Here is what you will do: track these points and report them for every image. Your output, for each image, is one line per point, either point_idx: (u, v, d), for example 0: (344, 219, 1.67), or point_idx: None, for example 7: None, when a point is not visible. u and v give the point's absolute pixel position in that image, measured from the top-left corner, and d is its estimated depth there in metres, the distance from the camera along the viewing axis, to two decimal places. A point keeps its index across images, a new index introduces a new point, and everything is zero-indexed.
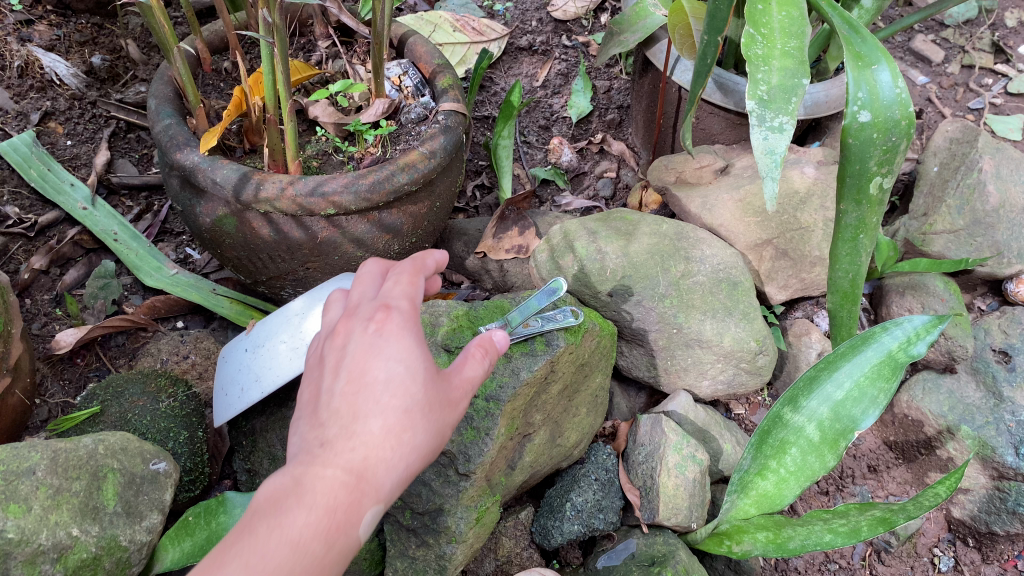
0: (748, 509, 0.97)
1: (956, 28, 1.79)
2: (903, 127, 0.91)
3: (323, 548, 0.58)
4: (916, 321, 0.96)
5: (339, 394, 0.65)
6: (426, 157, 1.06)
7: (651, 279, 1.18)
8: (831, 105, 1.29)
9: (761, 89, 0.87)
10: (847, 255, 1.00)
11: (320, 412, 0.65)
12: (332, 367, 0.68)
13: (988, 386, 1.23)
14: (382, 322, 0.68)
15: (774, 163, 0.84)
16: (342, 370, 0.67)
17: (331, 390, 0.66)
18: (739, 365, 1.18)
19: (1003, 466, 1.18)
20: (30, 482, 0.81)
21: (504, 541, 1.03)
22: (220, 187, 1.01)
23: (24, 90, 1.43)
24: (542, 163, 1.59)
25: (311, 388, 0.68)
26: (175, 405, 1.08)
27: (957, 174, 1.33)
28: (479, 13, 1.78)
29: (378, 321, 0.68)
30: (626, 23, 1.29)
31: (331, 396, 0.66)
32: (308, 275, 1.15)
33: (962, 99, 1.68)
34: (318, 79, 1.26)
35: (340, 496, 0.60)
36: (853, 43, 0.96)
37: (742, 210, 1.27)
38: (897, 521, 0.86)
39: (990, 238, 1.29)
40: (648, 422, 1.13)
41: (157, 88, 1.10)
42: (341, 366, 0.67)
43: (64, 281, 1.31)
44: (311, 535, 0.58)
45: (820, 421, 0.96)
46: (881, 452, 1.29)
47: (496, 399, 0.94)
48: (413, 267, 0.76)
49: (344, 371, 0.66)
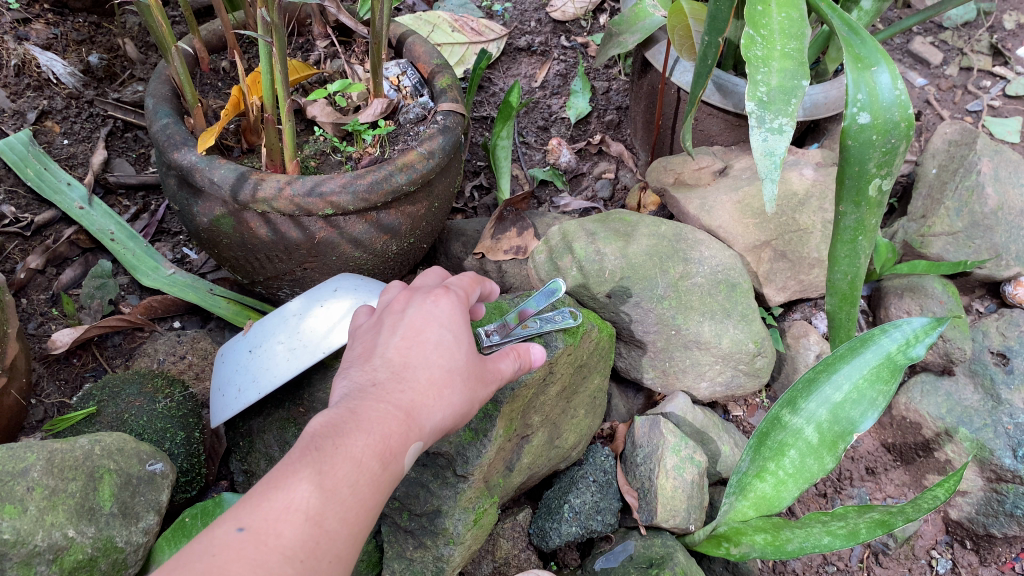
0: (747, 511, 0.97)
1: (955, 30, 1.79)
2: (903, 129, 0.91)
3: (377, 466, 0.65)
4: (916, 322, 0.95)
5: (393, 347, 0.75)
6: (424, 157, 1.06)
7: (649, 280, 1.17)
8: (830, 107, 1.29)
9: (761, 90, 0.87)
10: (846, 257, 1.00)
11: (373, 360, 0.75)
12: (388, 327, 0.78)
13: (987, 388, 1.23)
14: (437, 296, 0.80)
15: (774, 165, 0.84)
16: (398, 327, 0.77)
17: (385, 343, 0.76)
18: (737, 367, 1.18)
19: (1001, 468, 1.17)
20: (26, 483, 0.81)
21: (502, 543, 1.03)
22: (217, 187, 1.00)
23: (21, 88, 1.41)
24: (541, 163, 1.59)
25: (365, 344, 0.78)
26: (172, 406, 1.07)
27: (956, 176, 1.33)
28: (478, 13, 1.78)
29: (436, 295, 0.80)
30: (625, 23, 1.29)
31: (386, 347, 0.76)
32: (306, 275, 1.14)
33: (960, 101, 1.69)
34: (317, 79, 1.25)
35: (394, 426, 0.68)
36: (852, 45, 0.96)
37: (740, 211, 1.27)
38: (895, 523, 0.86)
39: (989, 241, 1.30)
40: (646, 423, 1.13)
41: (155, 87, 1.10)
42: (398, 325, 0.77)
43: (60, 281, 1.30)
44: (369, 453, 0.65)
45: (819, 423, 0.96)
46: (879, 454, 1.29)
47: (494, 400, 0.94)
48: (471, 278, 0.88)
49: (399, 332, 0.77)
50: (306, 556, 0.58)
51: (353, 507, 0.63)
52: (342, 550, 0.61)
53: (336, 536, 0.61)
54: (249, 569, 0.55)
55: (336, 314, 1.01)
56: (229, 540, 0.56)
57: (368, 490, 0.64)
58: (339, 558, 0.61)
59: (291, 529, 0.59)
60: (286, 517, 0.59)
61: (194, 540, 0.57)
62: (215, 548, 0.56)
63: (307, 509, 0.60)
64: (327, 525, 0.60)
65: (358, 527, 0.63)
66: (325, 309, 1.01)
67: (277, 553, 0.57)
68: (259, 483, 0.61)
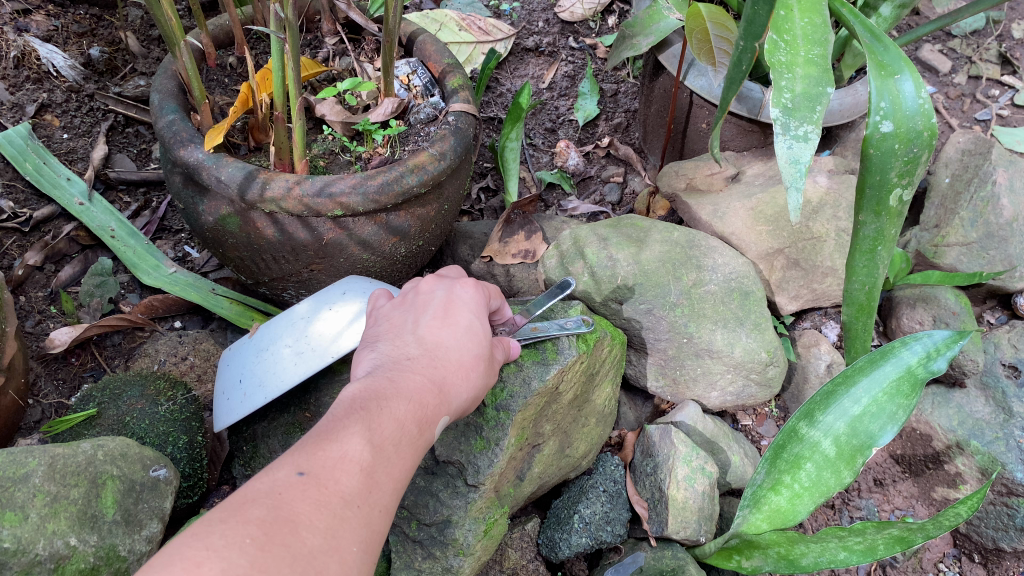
0: (761, 525, 0.95)
1: (963, 39, 1.78)
2: (926, 139, 0.89)
3: (416, 432, 0.67)
4: (936, 335, 0.94)
5: (424, 326, 0.77)
6: (435, 159, 1.04)
7: (662, 287, 1.16)
8: (845, 114, 1.28)
9: (785, 97, 0.85)
10: (864, 267, 0.98)
11: (404, 337, 0.76)
12: (417, 307, 0.80)
13: (998, 401, 1.21)
14: (465, 284, 0.82)
15: (799, 173, 0.82)
16: (429, 308, 0.79)
17: (416, 322, 0.78)
18: (749, 376, 1.16)
19: (1012, 482, 1.15)
20: (27, 489, 0.78)
21: (510, 553, 1.01)
22: (225, 185, 0.98)
23: (20, 81, 1.38)
24: (548, 166, 1.57)
25: (392, 322, 0.79)
26: (174, 409, 1.05)
27: (970, 187, 1.33)
28: (487, 13, 1.75)
29: (464, 282, 0.82)
30: (638, 26, 1.26)
31: (416, 325, 0.77)
32: (312, 277, 1.12)
33: (968, 110, 1.68)
34: (325, 76, 1.23)
35: (430, 396, 0.70)
36: (875, 52, 0.94)
37: (753, 218, 1.26)
38: (915, 540, 0.85)
39: (1003, 252, 1.29)
40: (657, 432, 1.11)
41: (160, 82, 1.08)
42: (428, 307, 0.79)
43: (58, 278, 1.27)
44: (410, 418, 0.67)
45: (837, 436, 0.94)
46: (887, 466, 1.27)
47: (506, 408, 0.93)
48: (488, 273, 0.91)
49: (430, 313, 0.78)
50: (362, 503, 0.59)
51: (399, 463, 0.64)
52: (389, 503, 0.62)
53: (385, 489, 0.62)
54: (314, 508, 0.56)
55: (345, 320, 0.98)
56: (293, 481, 0.57)
57: (409, 451, 0.65)
58: (386, 510, 0.61)
59: (348, 475, 0.59)
60: (344, 465, 0.59)
61: (252, 482, 0.57)
62: (280, 487, 0.56)
63: (361, 461, 0.60)
64: (379, 475, 0.61)
65: (400, 483, 0.64)
66: (335, 313, 0.99)
67: (338, 496, 0.58)
68: (312, 434, 0.61)
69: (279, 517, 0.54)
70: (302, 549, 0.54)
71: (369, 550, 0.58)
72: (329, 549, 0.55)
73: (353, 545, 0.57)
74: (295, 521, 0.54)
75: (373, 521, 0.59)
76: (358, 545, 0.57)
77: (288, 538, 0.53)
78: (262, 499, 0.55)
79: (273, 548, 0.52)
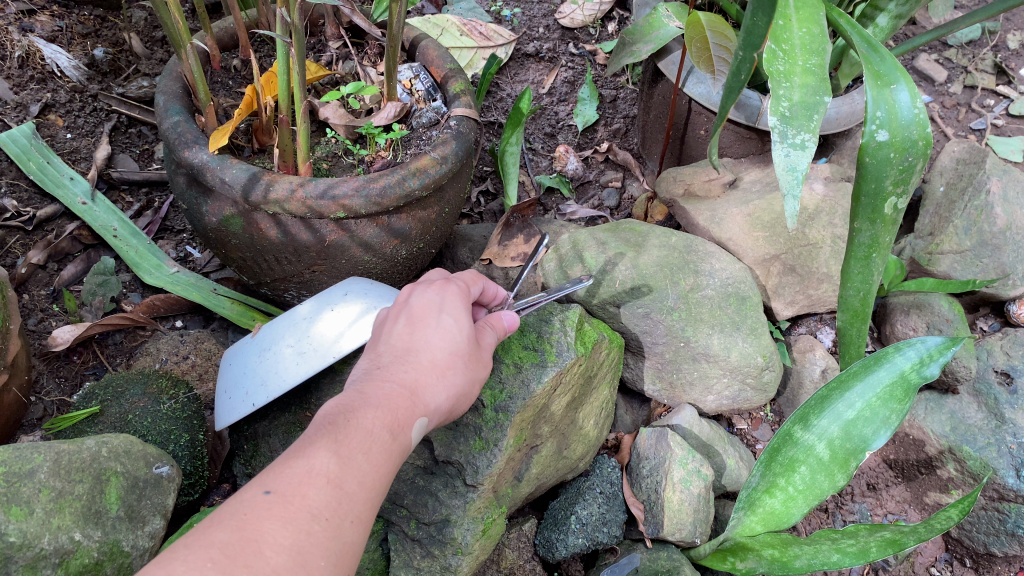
0: (755, 527, 0.96)
1: (959, 49, 1.80)
2: (920, 148, 0.91)
3: (389, 438, 0.68)
4: (929, 342, 0.95)
5: (397, 334, 0.78)
6: (437, 162, 1.05)
7: (660, 291, 1.17)
8: (842, 122, 1.29)
9: (783, 105, 0.86)
10: (860, 273, 1.00)
11: (379, 347, 0.78)
12: (392, 317, 0.81)
13: (990, 408, 1.22)
14: (439, 287, 0.83)
15: (796, 181, 0.84)
16: (402, 316, 0.80)
17: (390, 331, 0.79)
18: (745, 380, 1.18)
19: (1003, 488, 1.17)
20: (32, 485, 0.79)
21: (507, 553, 1.02)
22: (229, 187, 0.99)
23: (24, 80, 1.40)
24: (548, 170, 1.58)
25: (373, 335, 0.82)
26: (176, 408, 1.06)
27: (964, 195, 1.35)
28: (488, 18, 1.77)
29: (437, 284, 0.83)
30: (638, 33, 1.27)
31: (390, 334, 0.79)
32: (313, 278, 1.13)
33: (964, 119, 1.70)
34: (328, 80, 1.25)
35: (400, 401, 0.71)
36: (872, 62, 0.96)
37: (750, 224, 1.27)
38: (906, 543, 0.87)
39: (996, 260, 1.30)
40: (653, 435, 1.13)
41: (165, 84, 1.09)
42: (402, 314, 0.81)
43: (61, 277, 1.28)
44: (380, 425, 0.68)
45: (831, 440, 0.96)
46: (880, 470, 1.29)
47: (505, 409, 0.95)
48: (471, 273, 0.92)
49: (403, 319, 0.80)
50: (330, 516, 0.60)
51: (370, 472, 0.65)
52: (363, 512, 0.63)
53: (356, 499, 0.62)
54: (278, 527, 0.57)
55: (347, 320, 1.00)
56: (259, 502, 0.59)
57: (382, 457, 0.66)
58: (360, 519, 0.62)
59: (314, 490, 0.61)
60: (310, 481, 0.61)
61: (222, 506, 0.59)
62: (245, 510, 0.58)
63: (325, 474, 0.62)
64: (347, 487, 0.62)
65: (374, 491, 0.64)
66: (336, 313, 1.00)
67: (303, 512, 0.59)
68: (279, 454, 0.63)
69: (242, 539, 0.56)
70: (266, 569, 0.55)
71: (341, 562, 0.60)
72: (294, 566, 0.56)
73: (321, 560, 0.58)
74: (258, 543, 0.56)
75: (342, 533, 0.60)
76: (327, 558, 0.58)
77: (251, 559, 0.55)
78: (228, 521, 0.57)
79: (235, 570, 0.54)
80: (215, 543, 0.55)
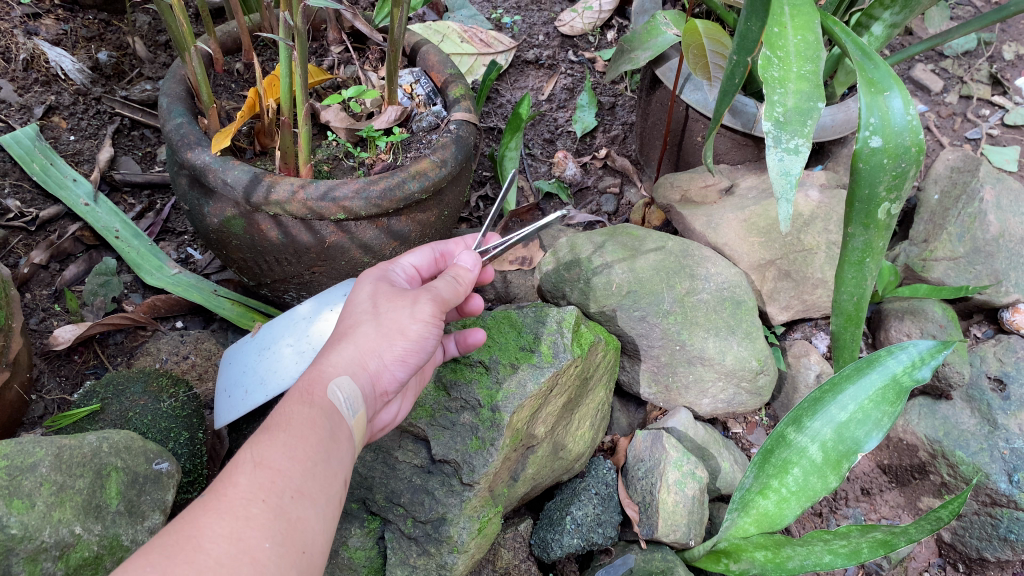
0: (748, 528, 0.97)
1: (955, 59, 1.82)
2: (913, 154, 0.92)
3: (308, 409, 0.73)
4: (921, 345, 0.97)
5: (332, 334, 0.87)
6: (437, 166, 1.07)
7: (656, 295, 1.18)
8: (837, 129, 1.31)
9: (777, 111, 0.88)
10: (853, 278, 1.01)
11: None
12: None
13: (983, 413, 1.23)
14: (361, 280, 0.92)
15: (789, 185, 0.86)
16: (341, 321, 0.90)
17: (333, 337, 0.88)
18: (740, 385, 1.19)
19: (996, 493, 1.18)
20: (34, 478, 0.81)
21: (503, 552, 1.03)
22: (231, 188, 1.00)
23: (29, 83, 1.42)
24: (546, 176, 1.59)
25: None
26: (176, 406, 1.07)
27: (958, 203, 1.37)
28: (488, 25, 1.79)
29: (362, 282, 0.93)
30: (637, 40, 1.28)
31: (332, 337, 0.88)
32: (313, 279, 1.14)
33: (959, 129, 1.72)
34: (330, 84, 1.26)
35: (313, 376, 0.77)
36: (866, 69, 0.98)
37: (746, 229, 1.29)
38: (898, 543, 0.88)
39: (989, 267, 1.32)
40: (648, 438, 1.14)
41: (169, 86, 1.10)
42: None
43: (63, 277, 1.29)
44: (296, 402, 0.74)
45: (823, 442, 0.97)
46: (874, 475, 1.29)
47: (501, 409, 0.96)
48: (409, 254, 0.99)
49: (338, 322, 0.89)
50: (266, 497, 0.64)
51: (296, 445, 0.69)
52: (300, 485, 0.67)
53: (287, 474, 0.67)
54: (216, 519, 0.61)
55: None
56: (195, 505, 0.63)
57: (304, 427, 0.71)
58: (300, 492, 0.67)
59: (245, 477, 0.65)
60: (236, 471, 0.66)
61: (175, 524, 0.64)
62: (185, 513, 0.62)
63: (247, 457, 0.67)
64: (276, 465, 0.67)
65: (309, 463, 0.69)
66: (335, 313, 1.01)
67: (239, 500, 0.63)
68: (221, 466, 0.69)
69: (183, 537, 0.59)
70: (210, 559, 0.59)
71: (288, 539, 0.63)
72: (237, 551, 0.60)
73: (263, 542, 0.62)
74: (198, 537, 0.60)
75: (283, 511, 0.64)
76: (270, 538, 0.62)
77: (191, 554, 0.58)
78: (170, 526, 0.61)
79: (180, 564, 0.57)
80: (157, 546, 0.59)
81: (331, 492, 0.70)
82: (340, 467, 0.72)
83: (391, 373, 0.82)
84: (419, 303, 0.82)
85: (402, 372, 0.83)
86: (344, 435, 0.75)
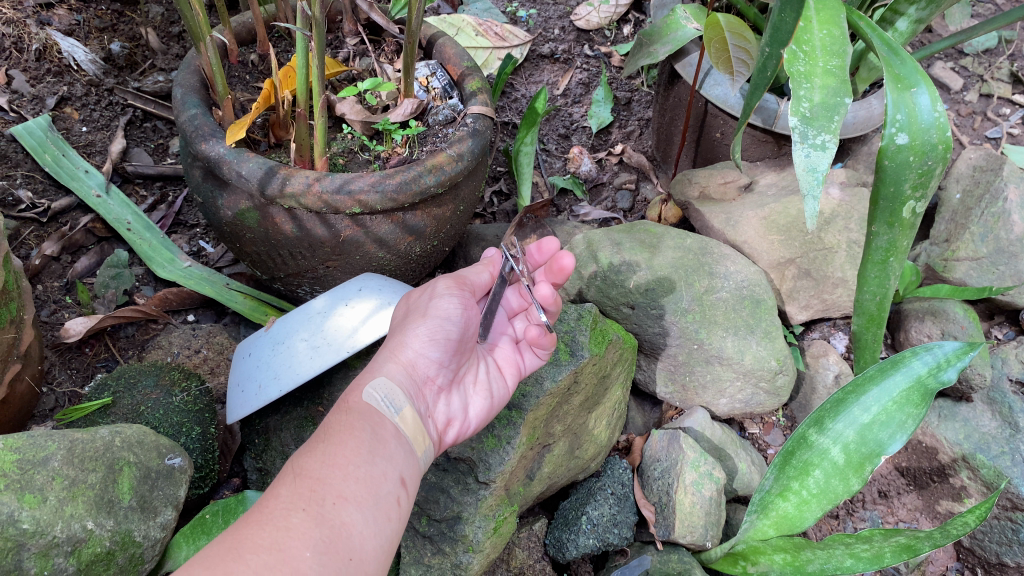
0: (767, 531, 0.95)
1: (976, 57, 1.79)
2: (940, 152, 0.91)
3: (347, 416, 0.74)
4: (947, 347, 0.95)
5: None
6: (454, 159, 1.05)
7: (674, 293, 1.17)
8: (859, 127, 1.29)
9: (803, 106, 0.87)
10: (876, 277, 0.99)
11: None
12: None
13: (1004, 416, 1.21)
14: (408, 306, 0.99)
15: (816, 181, 0.84)
16: None
17: None
18: (758, 384, 1.17)
19: (1017, 497, 1.15)
20: (46, 472, 0.80)
21: (517, 552, 1.01)
22: (245, 180, 0.99)
23: (42, 74, 1.41)
24: (561, 171, 1.57)
25: None
26: (189, 400, 1.06)
27: (981, 202, 1.34)
28: (503, 19, 1.77)
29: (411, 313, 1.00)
30: (656, 34, 1.26)
31: None
32: (328, 274, 1.13)
33: (979, 128, 1.69)
34: (345, 76, 1.25)
35: (353, 385, 0.79)
36: (892, 65, 0.96)
37: (765, 227, 1.27)
38: (921, 548, 0.86)
39: (1013, 268, 1.30)
40: (665, 437, 1.12)
41: (184, 77, 1.09)
42: None
43: (75, 269, 1.28)
44: (336, 414, 0.75)
45: (846, 444, 0.95)
46: (892, 477, 1.27)
47: (519, 407, 0.96)
48: None
49: None
50: (306, 506, 0.64)
51: (335, 452, 0.70)
52: (342, 489, 0.67)
53: (326, 481, 0.67)
54: (256, 531, 0.61)
55: (362, 315, 1.01)
56: (237, 522, 0.63)
57: (344, 433, 0.72)
58: (342, 497, 0.66)
59: (285, 489, 0.66)
60: (277, 485, 0.66)
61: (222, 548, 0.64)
62: (227, 531, 0.62)
63: (289, 470, 0.68)
64: (315, 474, 0.67)
65: (350, 468, 0.69)
66: (352, 309, 1.01)
67: (278, 512, 0.63)
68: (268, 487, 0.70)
69: (223, 550, 0.59)
70: (250, 571, 0.58)
71: (330, 547, 0.62)
72: (277, 561, 0.59)
73: (304, 551, 0.61)
74: (238, 549, 0.59)
75: (325, 518, 0.64)
76: (311, 547, 0.61)
77: (231, 565, 0.58)
78: (214, 542, 0.61)
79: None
80: (200, 559, 0.59)
81: (378, 494, 0.69)
82: (388, 468, 0.71)
83: (428, 358, 0.83)
84: (437, 287, 0.87)
85: (439, 353, 0.84)
86: (389, 434, 0.75)
